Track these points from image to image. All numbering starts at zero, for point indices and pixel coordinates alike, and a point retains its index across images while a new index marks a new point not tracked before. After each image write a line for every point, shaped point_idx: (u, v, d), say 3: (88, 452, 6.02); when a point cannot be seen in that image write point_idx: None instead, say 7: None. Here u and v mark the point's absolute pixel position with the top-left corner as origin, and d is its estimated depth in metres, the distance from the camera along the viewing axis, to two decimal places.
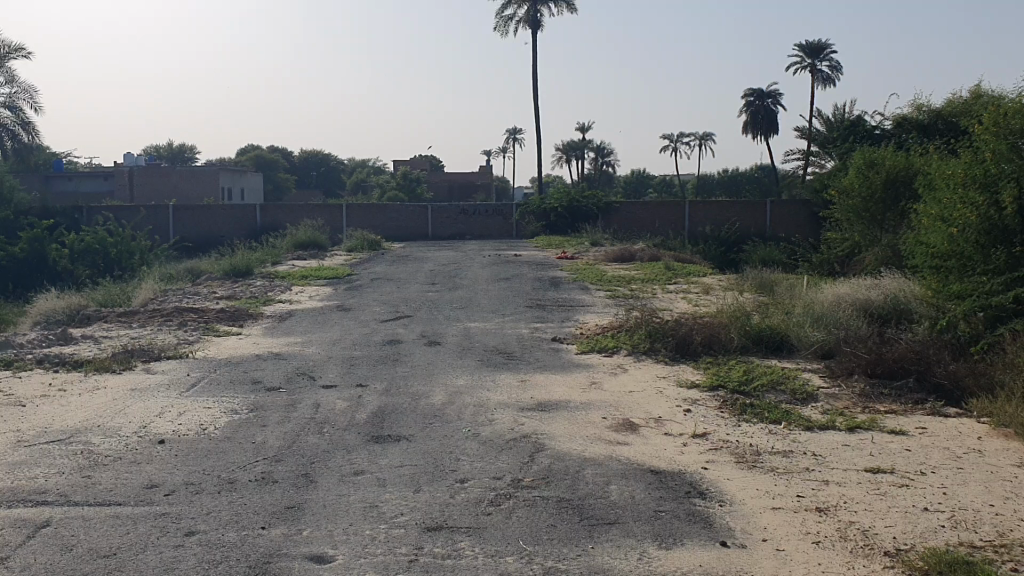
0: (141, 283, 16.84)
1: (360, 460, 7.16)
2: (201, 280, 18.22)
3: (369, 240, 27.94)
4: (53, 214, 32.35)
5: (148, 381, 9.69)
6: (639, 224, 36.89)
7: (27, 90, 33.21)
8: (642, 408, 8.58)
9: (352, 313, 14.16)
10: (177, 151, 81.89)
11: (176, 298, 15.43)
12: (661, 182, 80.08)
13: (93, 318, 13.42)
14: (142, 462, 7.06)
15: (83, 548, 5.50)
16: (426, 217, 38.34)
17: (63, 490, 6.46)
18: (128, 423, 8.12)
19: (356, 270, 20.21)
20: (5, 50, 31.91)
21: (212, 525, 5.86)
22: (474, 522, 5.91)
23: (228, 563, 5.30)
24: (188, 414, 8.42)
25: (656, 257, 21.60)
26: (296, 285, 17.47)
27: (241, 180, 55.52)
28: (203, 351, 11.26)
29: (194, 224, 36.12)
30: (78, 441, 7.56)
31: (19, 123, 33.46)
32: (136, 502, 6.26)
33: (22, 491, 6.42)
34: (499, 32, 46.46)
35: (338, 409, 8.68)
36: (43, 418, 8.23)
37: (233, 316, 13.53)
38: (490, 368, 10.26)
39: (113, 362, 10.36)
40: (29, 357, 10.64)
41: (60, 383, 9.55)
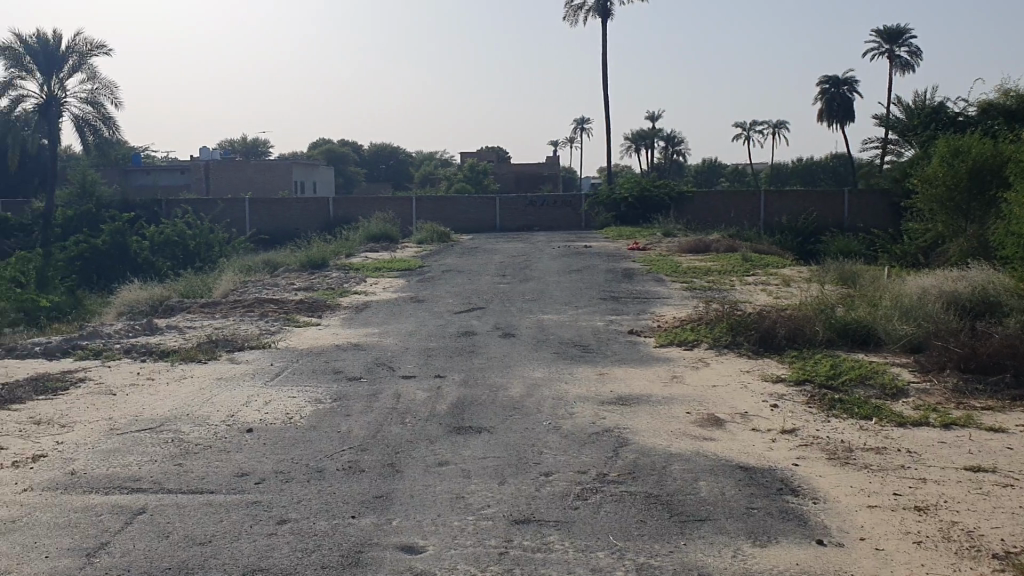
0: (221, 275, 17.14)
1: (444, 451, 7.16)
2: (279, 272, 18.46)
3: (438, 232, 28.01)
4: (133, 207, 33.29)
5: (233, 371, 9.84)
6: (712, 214, 36.29)
7: (109, 85, 34.06)
8: (726, 403, 8.41)
9: (426, 305, 14.22)
10: (250, 146, 83.37)
11: (256, 289, 15.71)
12: (732, 170, 78.66)
13: (175, 309, 13.68)
14: (230, 451, 7.16)
15: (178, 536, 5.61)
16: (495, 209, 38.30)
17: (157, 477, 6.59)
18: (216, 411, 8.26)
19: (429, 262, 20.26)
20: (88, 47, 31.55)
21: (303, 514, 5.92)
22: (562, 516, 5.85)
23: (322, 551, 5.35)
24: (274, 403, 8.53)
25: (730, 247, 21.28)
26: (370, 276, 17.60)
27: (313, 174, 56.28)
28: (284, 341, 11.40)
29: (270, 217, 36.81)
30: (168, 429, 7.72)
31: (101, 118, 34.25)
32: (228, 490, 6.35)
33: (119, 478, 6.57)
34: (569, 20, 46.14)
35: (418, 400, 8.66)
36: (134, 406, 8.44)
37: (312, 307, 13.69)
38: (568, 361, 10.20)
39: (199, 352, 10.56)
40: (118, 347, 10.92)
41: (148, 372, 9.80)
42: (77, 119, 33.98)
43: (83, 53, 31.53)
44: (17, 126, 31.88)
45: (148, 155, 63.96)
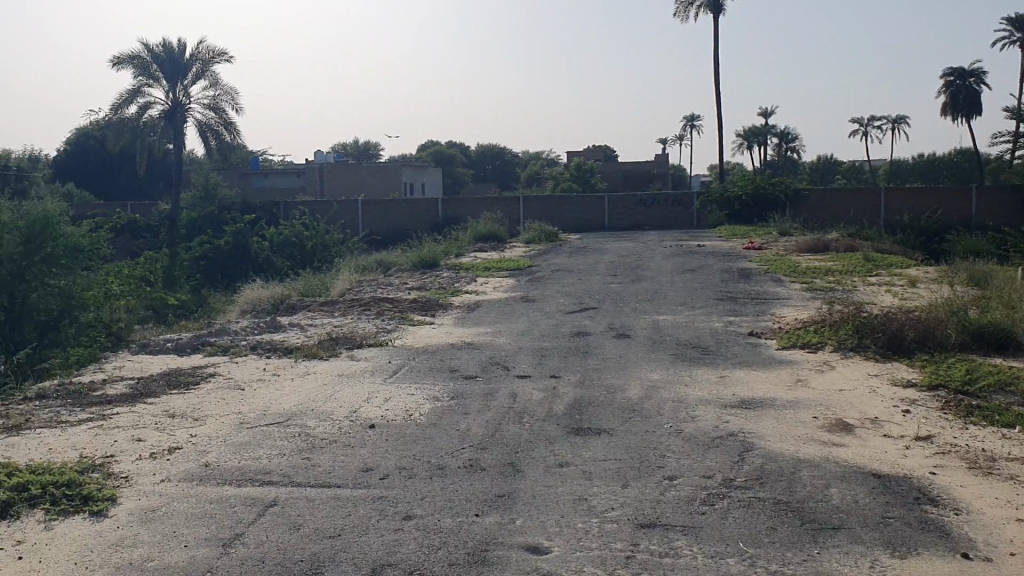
0: (337, 274, 17.56)
1: (565, 451, 7.12)
2: (392, 272, 18.78)
3: (547, 232, 28.03)
4: (252, 208, 34.49)
5: (353, 368, 10.04)
6: (829, 213, 35.26)
7: (230, 92, 35.34)
8: (855, 408, 8.11)
9: (538, 305, 14.22)
10: (363, 148, 85.31)
11: (372, 288, 16.02)
12: (848, 167, 76.16)
13: (296, 308, 14.08)
14: (354, 447, 7.29)
15: (309, 528, 5.73)
16: (603, 209, 38.11)
17: (286, 471, 6.76)
18: (339, 407, 8.43)
19: (539, 262, 20.29)
20: (211, 55, 32.86)
21: (427, 511, 5.97)
22: (689, 521, 5.73)
23: (448, 548, 5.38)
24: (394, 400, 8.65)
25: (850, 247, 20.59)
26: (482, 276, 17.74)
27: (422, 175, 57.18)
28: (400, 339, 11.58)
29: (382, 217, 37.59)
30: (294, 424, 7.92)
31: (223, 124, 35.57)
32: (354, 484, 6.46)
33: (250, 471, 6.77)
34: (680, 16, 45.50)
35: (535, 400, 8.66)
36: (261, 401, 8.70)
37: (426, 306, 13.88)
38: (686, 363, 10.02)
39: (320, 349, 10.83)
40: (244, 343, 11.31)
41: (273, 368, 10.10)
42: (200, 125, 35.43)
43: (206, 61, 32.81)
44: (145, 132, 33.52)
45: (266, 159, 66.26)
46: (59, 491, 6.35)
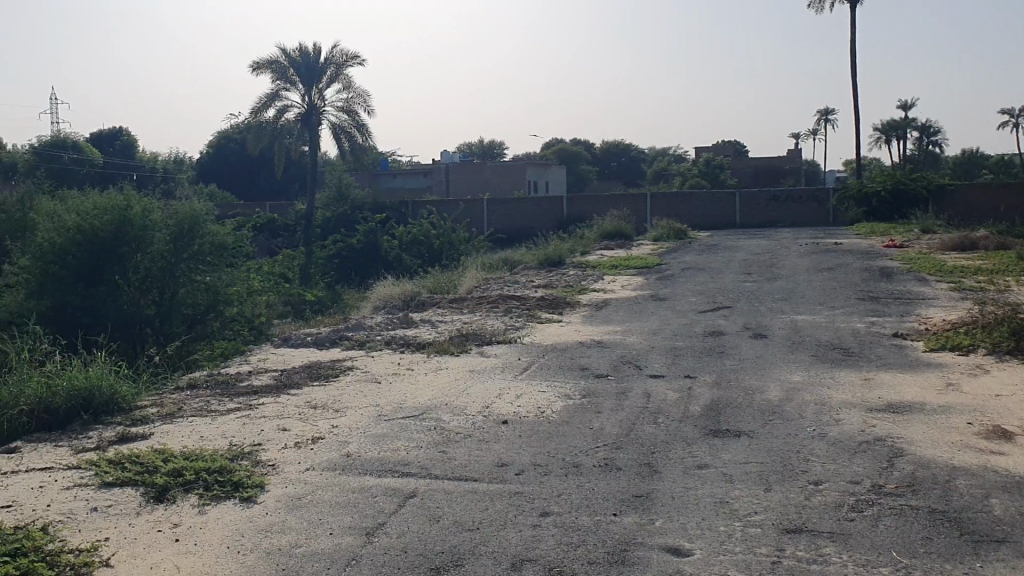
0: (465, 272, 17.83)
1: (702, 453, 6.98)
2: (518, 269, 18.94)
3: (675, 230, 27.66)
4: (383, 208, 35.40)
5: (484, 364, 10.15)
6: (977, 209, 33.61)
7: (362, 94, 36.34)
8: (1014, 414, 7.63)
9: (668, 303, 14.02)
10: (488, 147, 86.22)
11: (499, 286, 16.14)
12: (997, 161, 72.03)
13: (427, 304, 14.34)
14: (489, 441, 7.35)
15: (448, 521, 5.80)
16: (734, 205, 37.31)
17: (424, 463, 6.88)
18: (472, 402, 8.52)
19: (668, 260, 20.01)
20: (344, 59, 33.92)
21: (565, 508, 5.95)
22: (837, 528, 5.52)
23: (587, 546, 5.35)
24: (526, 397, 8.69)
25: (1003, 245, 19.46)
26: (610, 274, 17.64)
27: (547, 173, 57.37)
28: (530, 336, 11.63)
29: (507, 216, 38.03)
30: (429, 418, 8.05)
31: (355, 125, 36.62)
32: (491, 479, 6.50)
33: (389, 462, 6.92)
34: (816, 6, 43.98)
35: (670, 399, 8.53)
36: (397, 395, 8.89)
37: (554, 304, 13.90)
38: (827, 364, 9.67)
39: (451, 345, 10.99)
40: (378, 338, 11.60)
41: (407, 362, 10.32)
42: (334, 127, 36.58)
43: (340, 65, 33.88)
44: (283, 136, 34.65)
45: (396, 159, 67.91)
46: (211, 476, 6.64)
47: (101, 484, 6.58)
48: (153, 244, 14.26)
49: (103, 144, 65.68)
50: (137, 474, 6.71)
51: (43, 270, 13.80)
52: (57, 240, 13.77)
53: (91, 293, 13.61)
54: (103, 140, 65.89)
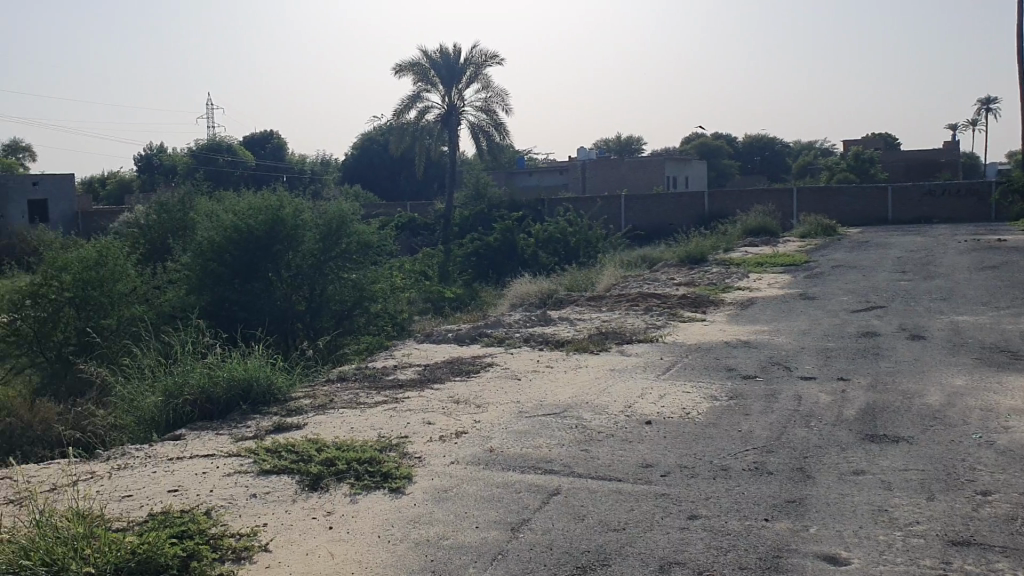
0: (604, 269, 17.75)
1: (858, 459, 6.69)
2: (658, 267, 18.72)
3: (822, 226, 26.68)
4: (521, 206, 35.70)
5: (626, 363, 10.07)
6: None
7: (500, 94, 36.75)
8: None
9: (817, 303, 13.54)
10: (627, 143, 85.57)
11: (639, 284, 15.99)
12: None
13: (566, 302, 14.35)
14: (633, 441, 7.28)
15: (594, 520, 5.77)
16: (885, 200, 35.73)
17: (568, 461, 6.87)
18: (615, 401, 8.46)
19: (816, 258, 19.32)
20: (483, 59, 34.38)
21: (713, 511, 5.82)
22: (1011, 542, 5.17)
23: (738, 551, 5.21)
24: (670, 397, 8.56)
25: None
26: (753, 272, 17.19)
27: (687, 169, 56.43)
28: (672, 335, 11.46)
29: (645, 213, 37.75)
30: (572, 416, 8.05)
31: (493, 124, 37.06)
32: (636, 480, 6.44)
33: (533, 459, 6.95)
34: None
35: (822, 403, 8.22)
36: (539, 392, 8.93)
37: (696, 302, 13.65)
38: (993, 369, 9.10)
39: (592, 343, 10.96)
40: (518, 335, 11.69)
41: (548, 360, 10.35)
42: (473, 127, 37.14)
43: (479, 65, 34.35)
44: (423, 136, 35.38)
45: (534, 157, 68.37)
46: (361, 467, 6.84)
47: (260, 471, 6.88)
48: (303, 243, 14.82)
49: (256, 145, 68.92)
50: (292, 463, 6.99)
51: (202, 267, 14.57)
52: (215, 238, 14.49)
53: (247, 288, 14.30)
54: (255, 142, 69.13)
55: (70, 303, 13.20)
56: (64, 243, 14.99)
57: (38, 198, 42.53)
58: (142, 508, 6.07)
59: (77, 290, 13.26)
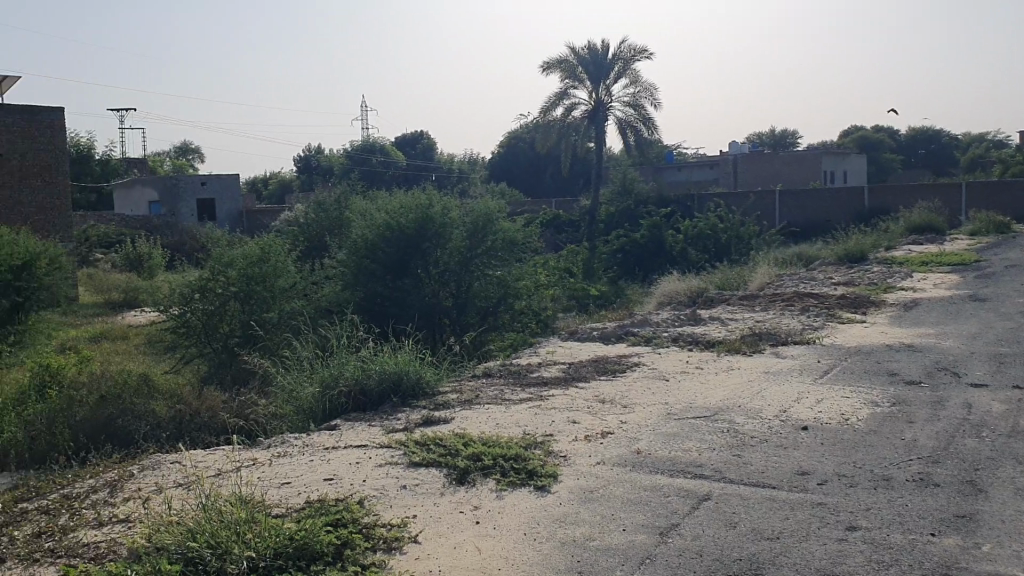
0: (757, 268, 17.23)
1: None
2: (815, 266, 18.01)
3: (995, 223, 25.01)
4: (669, 202, 35.16)
5: (780, 365, 9.72)
6: None
7: (649, 88, 36.34)
8: None
9: (990, 305, 12.68)
10: (780, 137, 82.91)
11: (793, 283, 15.42)
12: None
13: (716, 301, 14.02)
14: (788, 447, 7.00)
15: (746, 527, 5.58)
16: None
17: (718, 466, 6.68)
18: (768, 405, 8.17)
19: (988, 257, 18.11)
20: (632, 54, 34.06)
21: (874, 523, 5.52)
22: None
23: (903, 566, 4.92)
24: (827, 402, 8.20)
25: None
26: (919, 271, 16.28)
27: (845, 163, 54.05)
28: (829, 337, 10.99)
29: (800, 209, 36.42)
30: (723, 419, 7.82)
31: (641, 120, 36.68)
32: (790, 487, 6.19)
33: (681, 462, 6.79)
34: None
35: (996, 412, 7.68)
36: (688, 393, 8.73)
37: (855, 303, 13.04)
38: None
39: (743, 345, 10.65)
40: (667, 335, 11.51)
41: (698, 361, 10.12)
42: (621, 122, 36.88)
43: (627, 60, 34.04)
44: (570, 133, 35.44)
45: (683, 153, 67.20)
46: (508, 463, 6.87)
47: (409, 464, 7.02)
48: (451, 241, 15.06)
49: (407, 146, 70.81)
50: (441, 456, 7.10)
51: (356, 264, 15.09)
52: (368, 236, 15.00)
53: (398, 284, 14.72)
54: (407, 142, 71.03)
55: (234, 297, 13.92)
56: (230, 239, 15.78)
57: (207, 198, 44.94)
58: (299, 495, 6.30)
59: (242, 285, 13.97)
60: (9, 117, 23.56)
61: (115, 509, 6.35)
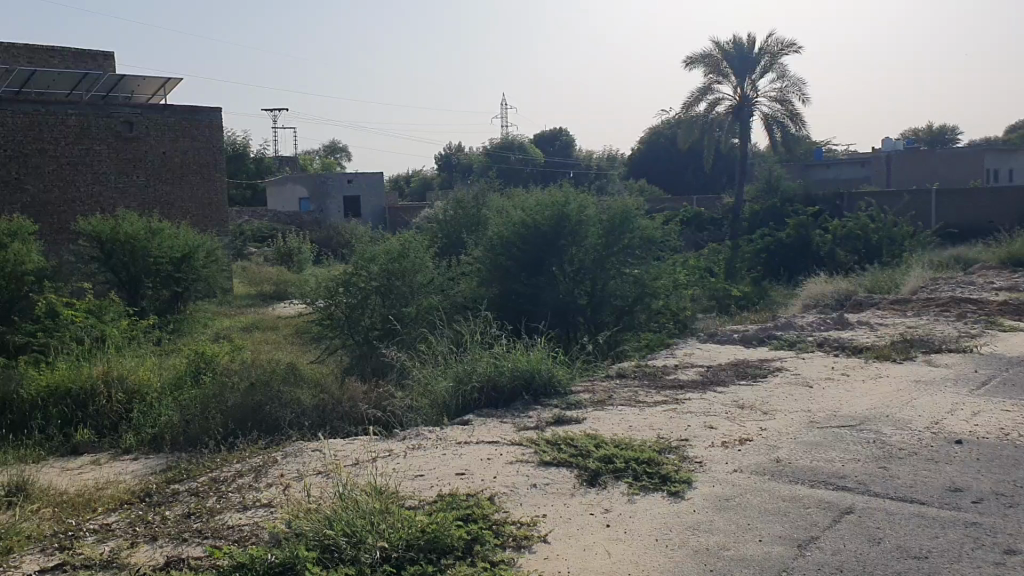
0: (911, 270, 16.36)
1: None
2: (976, 269, 16.95)
3: None
4: (816, 201, 33.90)
5: (933, 374, 9.17)
6: None
7: (797, 83, 35.13)
8: None
9: None
10: (939, 134, 78.65)
11: (951, 287, 14.55)
12: None
13: (864, 305, 13.40)
14: (940, 462, 6.58)
15: (891, 544, 5.27)
16: None
17: (862, 478, 6.35)
18: (919, 416, 7.72)
19: None
20: (780, 47, 32.98)
21: None
22: None
23: None
24: (985, 415, 7.67)
25: None
26: None
27: (1012, 160, 50.67)
28: (989, 346, 10.30)
29: (960, 209, 34.38)
30: (869, 429, 7.44)
31: (789, 115, 35.50)
32: (942, 504, 5.81)
33: (822, 473, 6.49)
34: None
35: None
36: (831, 401, 8.36)
37: (1020, 310, 12.19)
38: None
39: (894, 351, 10.12)
40: (810, 339, 11.07)
41: (844, 367, 9.68)
42: (767, 118, 35.83)
43: (775, 54, 32.99)
44: (712, 129, 34.75)
45: (832, 150, 64.63)
46: (640, 466, 6.75)
47: (540, 462, 7.00)
48: (587, 238, 14.94)
49: (545, 143, 70.98)
50: (572, 456, 7.05)
51: (493, 261, 15.23)
52: (506, 233, 15.11)
53: (533, 281, 14.80)
54: (545, 140, 71.20)
55: (376, 292, 14.27)
56: (373, 235, 16.24)
57: (353, 195, 46.54)
58: (430, 488, 6.38)
59: (383, 280, 14.33)
60: (174, 116, 24.97)
61: (258, 494, 6.61)
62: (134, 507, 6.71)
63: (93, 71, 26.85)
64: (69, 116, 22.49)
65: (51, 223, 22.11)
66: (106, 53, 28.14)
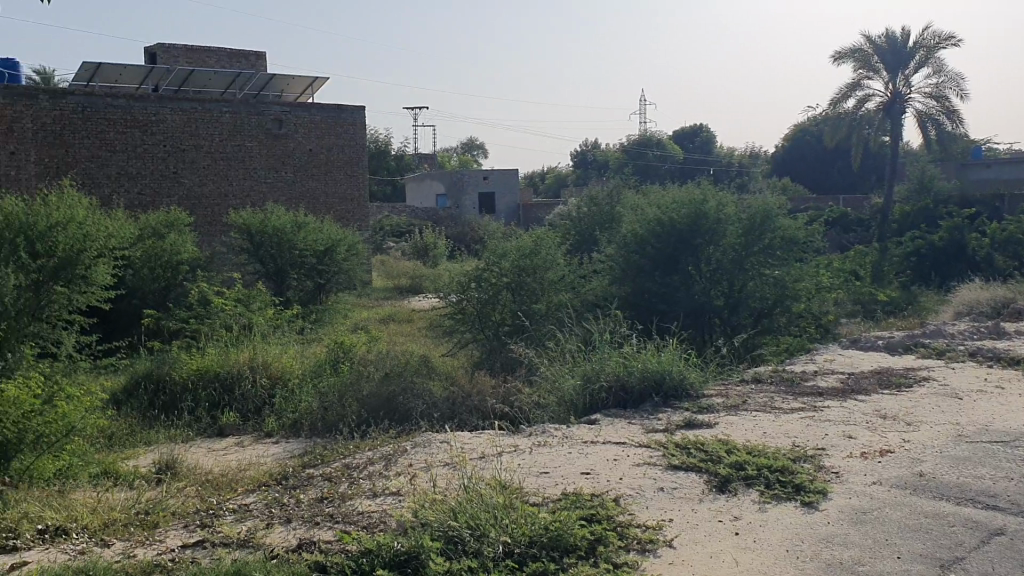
0: None
1: None
2: None
3: None
4: (973, 201, 32.01)
5: None
6: None
7: (955, 77, 33.25)
8: None
9: None
10: None
11: None
12: None
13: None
14: None
15: None
16: None
17: (1016, 498, 5.93)
18: None
19: None
20: (937, 40, 31.28)
21: None
22: None
23: None
24: None
25: None
26: None
27: None
28: None
29: None
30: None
31: (945, 111, 33.66)
32: None
33: (971, 491, 6.10)
34: None
35: None
36: (984, 415, 7.85)
37: None
38: None
39: None
40: (962, 349, 10.44)
41: (999, 379, 9.08)
42: (921, 115, 34.09)
43: (931, 47, 31.31)
44: (862, 126, 33.29)
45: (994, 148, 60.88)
46: (773, 475, 6.52)
47: (668, 465, 6.86)
48: (724, 238, 14.58)
49: (685, 140, 69.76)
50: (702, 461, 6.88)
51: (627, 259, 15.08)
52: (639, 231, 14.92)
53: (667, 281, 14.57)
54: (684, 136, 69.98)
55: (508, 288, 14.36)
56: (507, 231, 16.37)
57: (488, 191, 47.16)
58: (556, 486, 6.36)
59: (515, 276, 14.41)
60: (321, 113, 25.89)
61: (388, 482, 6.76)
62: (271, 489, 6.98)
63: (246, 70, 28.15)
64: (223, 114, 23.65)
65: (206, 216, 23.35)
66: (258, 54, 29.44)
